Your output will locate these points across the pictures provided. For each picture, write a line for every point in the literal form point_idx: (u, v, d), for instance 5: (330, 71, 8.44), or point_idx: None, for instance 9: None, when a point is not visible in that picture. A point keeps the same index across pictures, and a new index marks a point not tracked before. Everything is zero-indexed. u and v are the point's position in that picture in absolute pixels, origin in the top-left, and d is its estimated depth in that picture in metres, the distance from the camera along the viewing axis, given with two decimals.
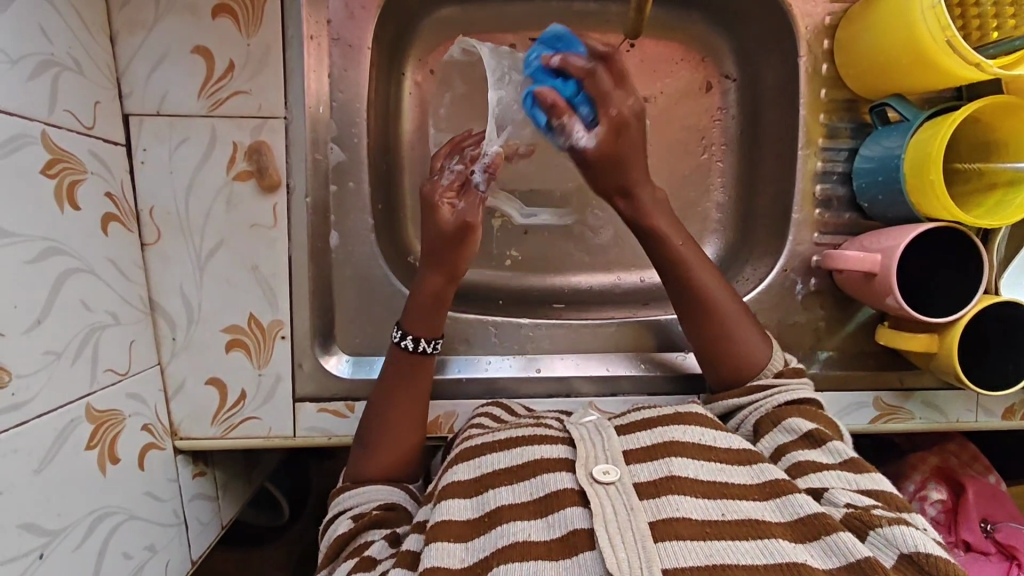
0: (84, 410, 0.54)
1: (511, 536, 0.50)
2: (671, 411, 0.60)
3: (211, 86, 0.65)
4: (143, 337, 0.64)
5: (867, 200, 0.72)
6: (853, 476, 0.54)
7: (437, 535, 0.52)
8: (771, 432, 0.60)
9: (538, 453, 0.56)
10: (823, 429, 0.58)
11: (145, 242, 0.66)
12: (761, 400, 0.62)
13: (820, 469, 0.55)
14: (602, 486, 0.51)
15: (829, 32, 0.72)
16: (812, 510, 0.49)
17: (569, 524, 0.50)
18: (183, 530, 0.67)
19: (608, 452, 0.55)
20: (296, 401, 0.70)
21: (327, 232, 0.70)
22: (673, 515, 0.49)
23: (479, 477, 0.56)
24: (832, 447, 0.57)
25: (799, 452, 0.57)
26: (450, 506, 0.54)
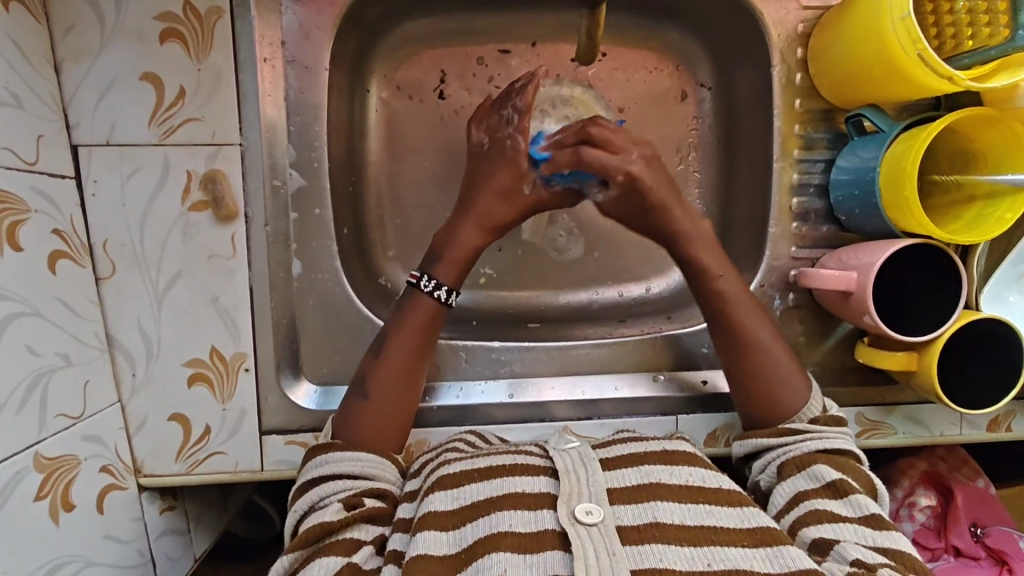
0: (33, 459, 0.53)
1: (487, 571, 0.48)
2: (660, 448, 0.58)
3: (162, 114, 0.63)
4: (99, 375, 0.62)
5: (844, 213, 0.70)
6: (870, 532, 0.52)
7: (414, 570, 0.49)
8: (794, 476, 0.58)
9: (518, 487, 0.55)
10: (848, 482, 0.56)
11: (99, 277, 0.64)
12: (792, 445, 0.60)
13: (837, 519, 0.53)
14: (584, 526, 0.50)
15: (803, 41, 0.70)
16: (808, 567, 0.48)
17: (549, 569, 0.48)
18: (149, 569, 0.66)
19: (592, 489, 0.53)
20: (262, 435, 0.68)
21: (290, 261, 0.68)
22: (655, 565, 0.47)
23: (457, 510, 0.54)
24: (854, 500, 0.54)
25: (818, 501, 0.55)
26: (426, 539, 0.52)
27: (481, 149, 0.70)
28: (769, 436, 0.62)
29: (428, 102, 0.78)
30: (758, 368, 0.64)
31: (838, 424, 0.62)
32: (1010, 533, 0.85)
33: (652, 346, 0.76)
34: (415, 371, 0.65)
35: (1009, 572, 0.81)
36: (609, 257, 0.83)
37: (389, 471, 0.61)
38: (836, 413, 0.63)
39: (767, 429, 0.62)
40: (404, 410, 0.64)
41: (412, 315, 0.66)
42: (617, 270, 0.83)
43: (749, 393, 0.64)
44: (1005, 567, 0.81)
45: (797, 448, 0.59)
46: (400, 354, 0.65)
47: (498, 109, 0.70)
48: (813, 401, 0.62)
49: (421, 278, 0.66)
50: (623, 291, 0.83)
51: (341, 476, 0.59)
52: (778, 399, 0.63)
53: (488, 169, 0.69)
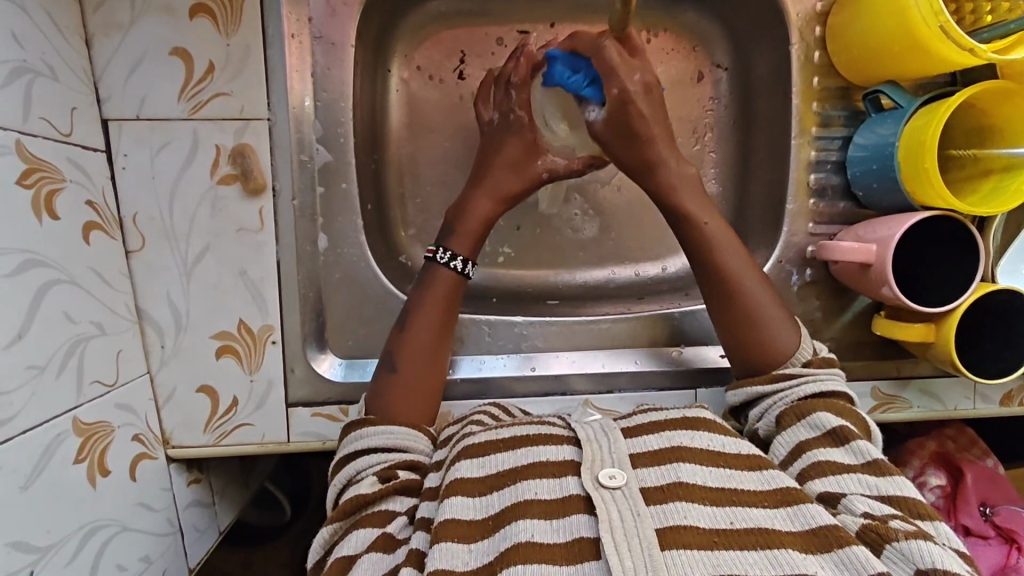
0: (71, 423, 0.54)
1: (514, 536, 0.49)
2: (677, 415, 0.59)
3: (192, 89, 0.64)
4: (130, 346, 0.63)
5: (861, 188, 0.71)
6: (873, 481, 0.52)
7: (442, 534, 0.50)
8: (794, 425, 0.58)
9: (541, 455, 0.56)
10: (850, 428, 0.56)
11: (129, 250, 0.64)
12: (786, 390, 0.61)
13: (842, 471, 0.53)
14: (607, 490, 0.51)
15: (821, 19, 0.71)
16: (826, 522, 0.48)
17: (575, 531, 0.49)
18: (178, 539, 0.67)
19: (613, 455, 0.55)
20: (289, 407, 0.69)
21: (316, 235, 0.69)
22: (680, 522, 0.49)
23: (483, 476, 0.55)
24: (856, 447, 0.54)
25: (820, 449, 0.55)
26: (454, 504, 0.53)
27: (493, 127, 0.72)
28: (761, 384, 0.63)
29: (449, 81, 0.79)
30: (752, 317, 0.65)
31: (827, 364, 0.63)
32: (1019, 512, 0.86)
33: (671, 322, 0.77)
34: (435, 355, 0.66)
35: (1018, 551, 0.82)
36: (625, 237, 0.85)
37: (421, 442, 0.62)
38: (827, 356, 0.65)
39: (759, 377, 0.63)
40: (431, 386, 0.65)
41: (428, 298, 0.66)
42: (634, 250, 0.85)
43: (740, 340, 0.65)
44: (1015, 545, 0.82)
45: (792, 392, 0.60)
46: (419, 335, 0.65)
47: (500, 85, 0.71)
48: (804, 345, 0.63)
49: (437, 251, 0.67)
50: (639, 270, 0.85)
51: (374, 450, 0.60)
52: (769, 347, 0.64)
53: (498, 146, 0.70)
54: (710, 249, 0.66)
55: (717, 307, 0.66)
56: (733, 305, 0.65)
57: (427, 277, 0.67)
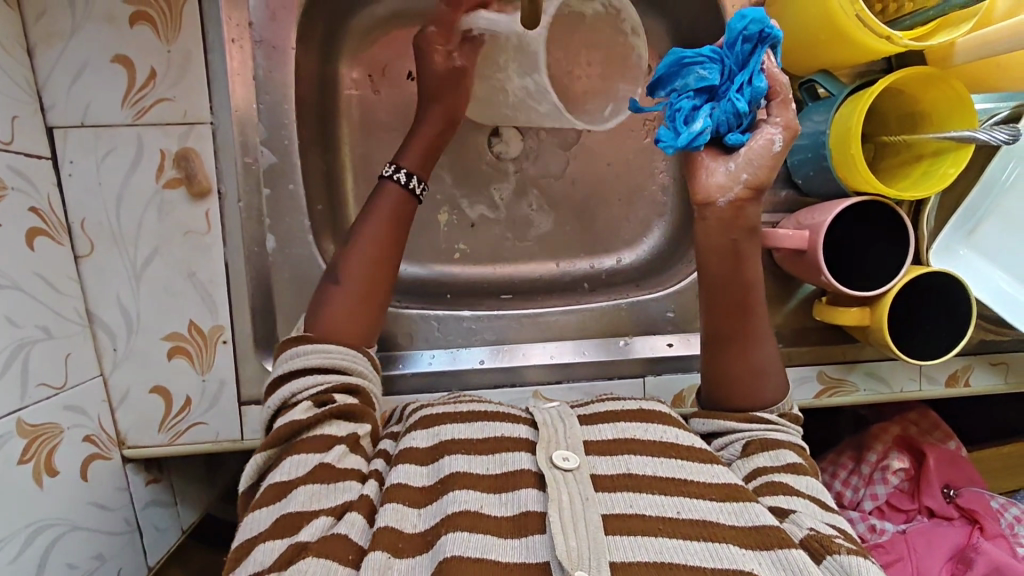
0: (15, 425, 0.55)
1: (461, 503, 0.51)
2: (634, 407, 0.62)
3: (135, 95, 0.65)
4: (81, 349, 0.65)
5: (801, 176, 0.72)
6: (819, 508, 0.54)
7: (394, 496, 0.53)
8: (757, 454, 0.58)
9: (499, 433, 0.58)
10: (805, 465, 0.58)
11: (78, 255, 0.66)
12: (762, 432, 0.60)
13: (791, 492, 0.54)
14: (560, 471, 0.53)
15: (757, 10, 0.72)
16: (767, 521, 0.50)
17: (522, 506, 0.52)
18: (136, 537, 0.69)
19: (568, 439, 0.57)
20: (241, 405, 0.70)
21: (263, 236, 0.70)
22: (626, 510, 0.51)
23: (437, 444, 0.58)
24: (806, 479, 0.56)
25: (779, 475, 0.56)
26: (407, 472, 0.55)
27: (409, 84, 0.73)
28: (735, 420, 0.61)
29: (398, 82, 0.80)
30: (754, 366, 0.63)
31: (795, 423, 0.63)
32: (981, 493, 0.87)
33: (621, 313, 0.78)
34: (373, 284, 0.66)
35: (980, 531, 0.83)
36: (580, 230, 0.86)
37: (361, 363, 0.62)
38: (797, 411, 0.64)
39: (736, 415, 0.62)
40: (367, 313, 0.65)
41: (371, 218, 0.67)
42: (588, 243, 0.86)
43: (724, 385, 0.63)
44: (977, 526, 0.84)
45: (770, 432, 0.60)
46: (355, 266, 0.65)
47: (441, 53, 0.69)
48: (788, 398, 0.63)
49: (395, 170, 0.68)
50: (594, 263, 0.86)
51: (313, 371, 0.59)
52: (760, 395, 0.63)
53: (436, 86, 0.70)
54: (736, 313, 0.62)
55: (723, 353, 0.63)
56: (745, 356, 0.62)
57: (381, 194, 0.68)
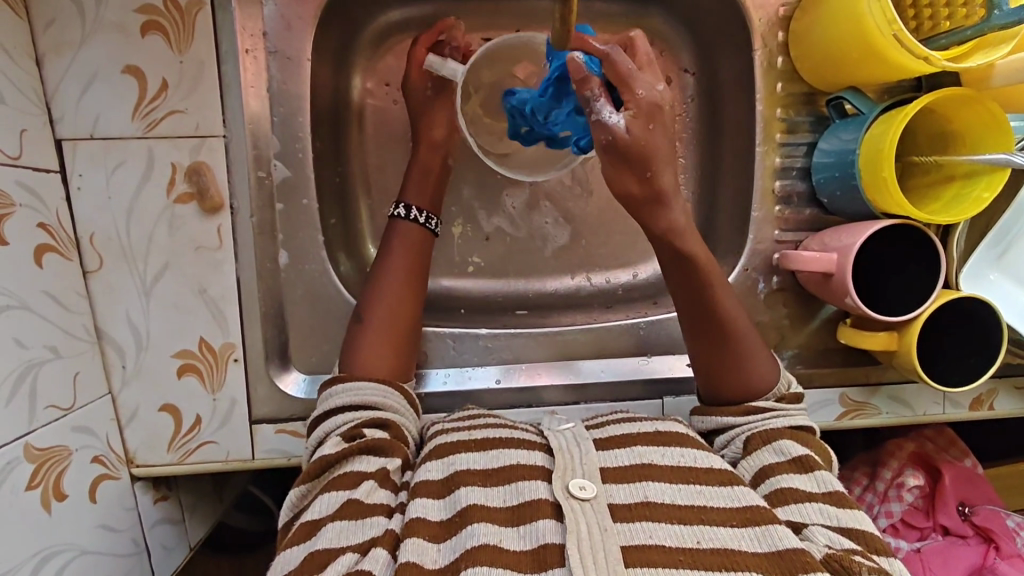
0: (23, 450, 0.53)
1: (481, 537, 0.50)
2: (651, 429, 0.60)
3: (146, 106, 0.63)
4: (90, 367, 0.63)
5: (826, 195, 0.70)
6: (834, 512, 0.52)
7: (414, 530, 0.52)
8: (759, 449, 0.58)
9: (515, 459, 0.57)
10: (813, 456, 0.56)
11: (87, 270, 0.64)
12: (760, 420, 0.60)
13: (803, 499, 0.54)
14: (577, 501, 0.51)
15: (784, 24, 0.71)
16: (792, 545, 0.48)
17: (539, 539, 0.50)
18: (145, 557, 0.67)
19: (585, 466, 0.55)
20: (252, 424, 0.69)
21: (277, 252, 0.69)
22: (645, 541, 0.49)
23: (450, 475, 0.56)
24: (819, 476, 0.55)
25: (783, 475, 0.55)
26: (425, 504, 0.54)
27: (425, 102, 0.73)
28: (731, 414, 0.61)
29: None
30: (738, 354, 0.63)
31: (797, 402, 0.63)
32: (997, 511, 0.86)
33: (640, 332, 0.76)
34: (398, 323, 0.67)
35: (995, 550, 0.83)
36: (596, 245, 0.84)
37: (393, 399, 0.62)
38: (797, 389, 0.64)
39: (730, 408, 0.62)
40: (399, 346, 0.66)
41: (393, 258, 0.68)
42: (605, 257, 0.84)
43: (718, 379, 0.63)
44: (992, 545, 0.83)
45: (771, 421, 0.60)
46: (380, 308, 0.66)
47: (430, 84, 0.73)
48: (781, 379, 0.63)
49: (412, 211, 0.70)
50: (610, 278, 0.84)
51: (347, 408, 0.60)
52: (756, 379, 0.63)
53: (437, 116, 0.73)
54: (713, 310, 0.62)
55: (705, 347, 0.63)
56: (724, 345, 0.62)
57: (399, 234, 0.70)
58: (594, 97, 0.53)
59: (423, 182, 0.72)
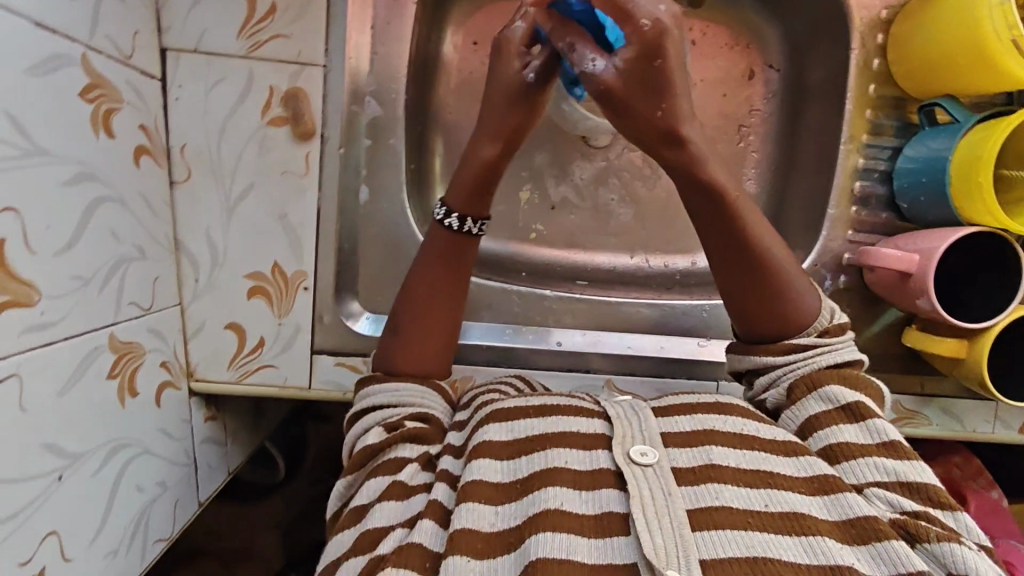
0: (108, 339, 0.53)
1: (543, 503, 0.49)
2: (711, 400, 0.58)
3: (253, 27, 0.64)
4: (167, 275, 0.64)
5: (907, 201, 0.70)
6: (891, 465, 0.50)
7: (469, 495, 0.51)
8: (805, 397, 0.55)
9: (572, 426, 0.56)
10: (865, 404, 0.53)
11: (174, 180, 0.65)
12: (805, 360, 0.57)
13: (859, 454, 0.51)
14: (639, 467, 0.51)
15: (883, 27, 0.71)
16: (864, 513, 0.47)
17: (604, 505, 0.49)
18: (193, 471, 0.68)
19: (644, 433, 0.54)
20: (313, 353, 0.70)
21: (358, 187, 0.70)
22: (712, 504, 0.48)
23: (512, 440, 0.55)
24: (873, 427, 0.52)
25: (841, 426, 0.53)
26: (482, 467, 0.53)
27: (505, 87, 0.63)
28: (767, 354, 0.59)
29: None
30: (772, 289, 0.58)
31: (841, 332, 0.59)
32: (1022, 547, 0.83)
33: (698, 315, 0.77)
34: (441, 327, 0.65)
35: None
36: (660, 227, 0.84)
37: (433, 400, 0.62)
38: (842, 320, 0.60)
39: (772, 346, 0.59)
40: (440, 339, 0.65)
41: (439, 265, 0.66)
42: (666, 241, 0.85)
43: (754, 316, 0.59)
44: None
45: (834, 355, 0.57)
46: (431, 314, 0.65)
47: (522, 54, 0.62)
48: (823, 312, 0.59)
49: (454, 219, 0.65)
50: (669, 261, 0.84)
51: (395, 393, 0.61)
52: (792, 317, 0.59)
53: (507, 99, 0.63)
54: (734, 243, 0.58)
55: (725, 269, 0.59)
56: (752, 276, 0.58)
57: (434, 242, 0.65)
58: (582, 51, 0.53)
59: (477, 190, 0.65)
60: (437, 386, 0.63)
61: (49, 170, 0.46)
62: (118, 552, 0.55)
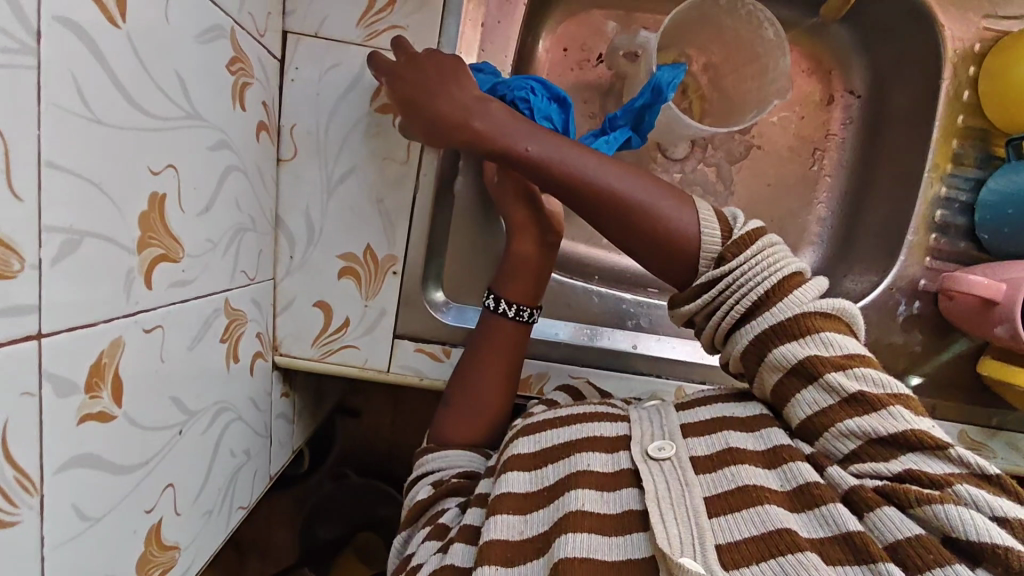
0: (223, 303, 0.55)
1: (576, 503, 0.48)
2: (736, 392, 0.56)
3: (371, 17, 0.66)
4: (267, 248, 0.65)
5: (987, 232, 0.72)
6: (873, 423, 0.46)
7: (496, 506, 0.51)
8: (762, 370, 0.51)
9: (594, 432, 0.54)
10: (820, 357, 0.48)
11: (281, 157, 0.67)
12: (724, 291, 0.52)
13: (835, 419, 0.47)
14: (655, 463, 0.49)
15: (977, 60, 0.73)
16: (851, 485, 0.44)
17: (624, 503, 0.48)
18: (269, 445, 0.69)
19: (665, 428, 0.52)
20: (395, 337, 0.71)
21: (453, 178, 0.72)
22: (729, 488, 0.46)
23: (537, 452, 0.55)
24: (827, 384, 0.47)
25: (804, 393, 0.48)
26: (511, 479, 0.53)
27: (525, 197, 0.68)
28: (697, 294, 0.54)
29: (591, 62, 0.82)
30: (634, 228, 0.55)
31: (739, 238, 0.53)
32: None
33: None
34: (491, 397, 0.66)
35: None
36: None
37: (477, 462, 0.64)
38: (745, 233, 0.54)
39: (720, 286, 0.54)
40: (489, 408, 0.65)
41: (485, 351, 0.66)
42: None
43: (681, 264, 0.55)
44: None
45: (747, 287, 0.51)
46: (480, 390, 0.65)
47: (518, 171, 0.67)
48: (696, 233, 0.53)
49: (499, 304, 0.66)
50: None
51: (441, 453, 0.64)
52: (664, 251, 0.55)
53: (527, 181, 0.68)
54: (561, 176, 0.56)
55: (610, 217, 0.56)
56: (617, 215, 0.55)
57: (488, 330, 0.67)
58: None
59: (521, 276, 0.68)
60: (483, 454, 0.65)
61: (200, 132, 0.48)
62: (212, 514, 0.55)
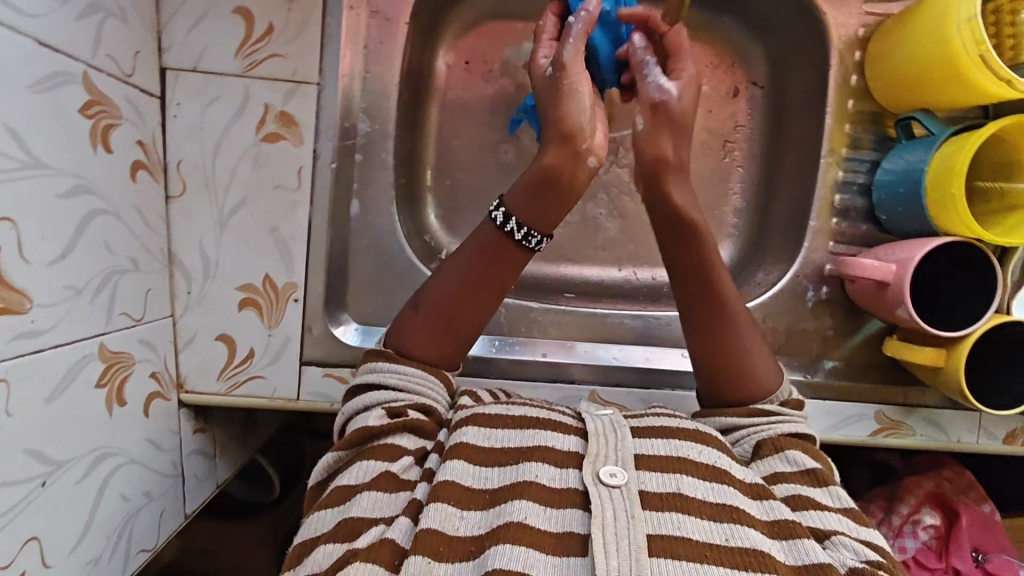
0: (98, 348, 0.54)
1: (516, 517, 0.47)
2: (691, 425, 0.55)
3: (249, 48, 0.66)
4: (159, 287, 0.65)
5: (884, 213, 0.72)
6: (851, 525, 0.49)
7: (439, 494, 0.49)
8: (771, 457, 0.55)
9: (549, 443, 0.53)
10: (825, 471, 0.53)
11: (169, 194, 0.67)
12: (756, 426, 0.57)
13: (819, 507, 0.50)
14: (606, 488, 0.48)
15: (861, 45, 0.73)
16: (821, 559, 0.45)
17: (567, 525, 0.47)
18: (179, 484, 0.68)
19: (619, 452, 0.51)
20: (303, 364, 0.70)
21: (350, 200, 0.72)
22: (673, 533, 0.46)
23: (490, 448, 0.53)
24: (832, 490, 0.52)
25: (800, 485, 0.52)
26: (456, 467, 0.51)
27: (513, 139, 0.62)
28: (735, 414, 0.58)
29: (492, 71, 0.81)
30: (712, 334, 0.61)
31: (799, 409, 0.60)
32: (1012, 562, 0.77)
33: None
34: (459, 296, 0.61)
35: None
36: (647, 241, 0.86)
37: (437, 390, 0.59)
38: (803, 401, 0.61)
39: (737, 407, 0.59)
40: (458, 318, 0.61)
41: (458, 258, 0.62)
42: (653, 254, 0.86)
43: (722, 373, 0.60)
44: None
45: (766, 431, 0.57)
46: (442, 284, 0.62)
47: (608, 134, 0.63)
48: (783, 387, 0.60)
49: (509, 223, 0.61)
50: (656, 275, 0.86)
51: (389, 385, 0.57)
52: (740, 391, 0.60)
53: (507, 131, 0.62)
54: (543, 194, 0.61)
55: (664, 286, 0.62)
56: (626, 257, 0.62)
57: (491, 251, 0.61)
58: None
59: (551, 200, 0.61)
60: (441, 378, 0.59)
61: (45, 182, 0.48)
62: (98, 560, 0.55)
